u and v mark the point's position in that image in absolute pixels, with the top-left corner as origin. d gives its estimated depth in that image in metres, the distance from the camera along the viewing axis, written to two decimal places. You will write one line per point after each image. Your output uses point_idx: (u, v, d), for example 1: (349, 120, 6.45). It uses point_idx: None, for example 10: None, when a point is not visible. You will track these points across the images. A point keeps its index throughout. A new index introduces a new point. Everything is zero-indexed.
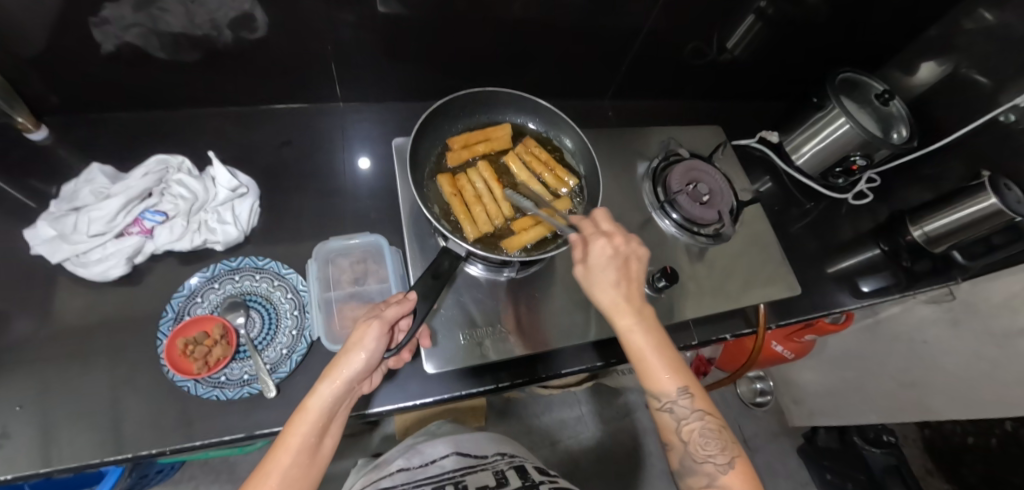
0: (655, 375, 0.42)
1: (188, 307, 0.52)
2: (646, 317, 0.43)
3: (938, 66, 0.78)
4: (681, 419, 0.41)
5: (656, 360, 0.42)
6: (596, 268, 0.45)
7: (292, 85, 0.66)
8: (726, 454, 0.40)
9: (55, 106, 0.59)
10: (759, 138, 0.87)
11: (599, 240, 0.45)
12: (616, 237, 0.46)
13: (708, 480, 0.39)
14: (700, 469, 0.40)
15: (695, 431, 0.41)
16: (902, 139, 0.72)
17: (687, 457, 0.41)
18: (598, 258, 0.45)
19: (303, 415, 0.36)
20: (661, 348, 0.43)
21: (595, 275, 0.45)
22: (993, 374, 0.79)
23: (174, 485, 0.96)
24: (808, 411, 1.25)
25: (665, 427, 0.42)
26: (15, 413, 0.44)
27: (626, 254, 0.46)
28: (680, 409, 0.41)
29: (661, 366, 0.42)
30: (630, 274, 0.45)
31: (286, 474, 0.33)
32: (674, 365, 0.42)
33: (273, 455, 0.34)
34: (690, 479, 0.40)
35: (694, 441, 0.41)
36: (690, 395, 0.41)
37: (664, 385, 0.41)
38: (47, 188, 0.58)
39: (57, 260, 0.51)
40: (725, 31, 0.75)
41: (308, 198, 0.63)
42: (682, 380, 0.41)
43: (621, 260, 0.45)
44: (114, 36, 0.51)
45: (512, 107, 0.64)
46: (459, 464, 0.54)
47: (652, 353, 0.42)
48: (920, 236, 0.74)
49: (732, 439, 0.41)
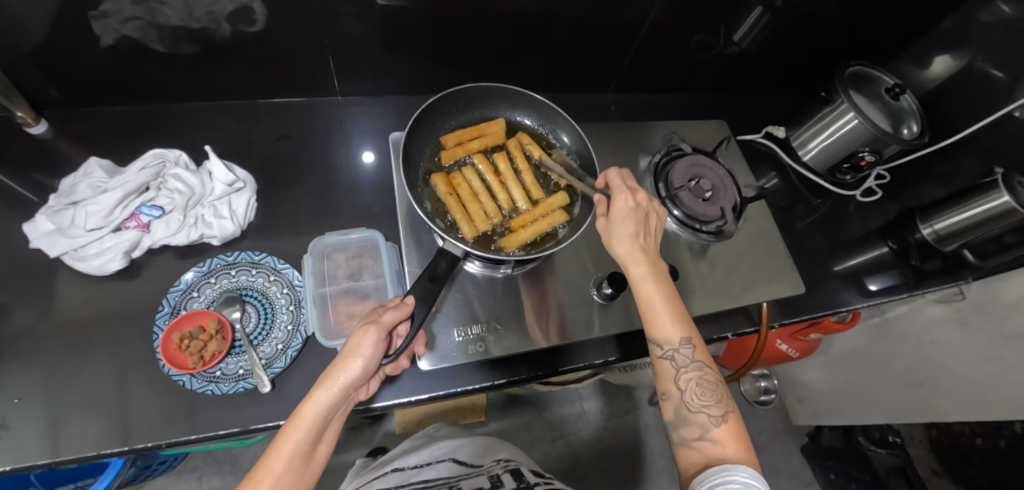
0: (660, 322, 0.42)
1: (185, 301, 0.52)
2: (658, 266, 0.44)
3: (952, 59, 0.76)
4: (681, 367, 0.41)
5: (663, 307, 0.42)
6: (617, 219, 0.46)
7: (291, 78, 0.65)
8: (721, 408, 0.39)
9: (54, 98, 0.59)
10: (765, 133, 0.85)
11: (624, 193, 0.47)
12: (639, 193, 0.48)
13: (701, 431, 0.38)
14: (693, 420, 0.39)
15: (693, 381, 0.40)
16: (912, 134, 0.71)
17: (682, 407, 0.40)
18: (620, 209, 0.46)
19: (297, 421, 0.36)
20: (670, 298, 0.43)
21: (615, 225, 0.46)
22: (1002, 376, 0.78)
23: (177, 475, 0.97)
24: (813, 410, 1.24)
25: (663, 375, 0.41)
26: (14, 405, 0.45)
27: (646, 210, 0.48)
28: (681, 357, 0.41)
29: (666, 314, 0.42)
30: (647, 230, 0.47)
31: (278, 482, 0.33)
32: (679, 316, 0.42)
33: (264, 463, 0.33)
34: (683, 430, 0.39)
35: (692, 391, 0.40)
36: (692, 346, 0.41)
37: (667, 333, 0.41)
38: (49, 180, 0.58)
39: (55, 254, 0.51)
40: (732, 22, 0.73)
41: (306, 193, 0.63)
42: (687, 330, 0.41)
43: (642, 214, 0.47)
44: (113, 29, 0.51)
45: (507, 102, 0.63)
46: (455, 468, 0.53)
47: (661, 301, 0.43)
48: (930, 234, 0.72)
49: (727, 395, 0.41)
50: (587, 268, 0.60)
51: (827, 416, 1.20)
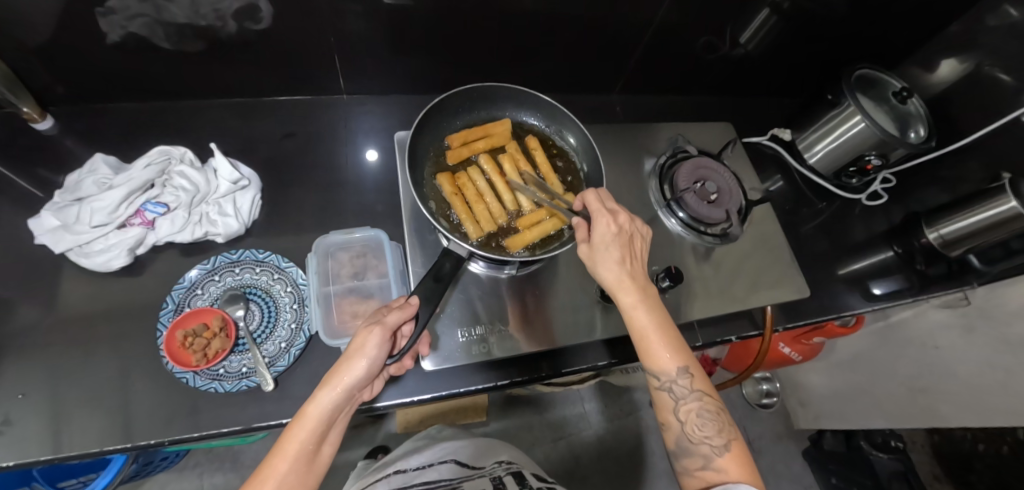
0: (656, 355, 0.41)
1: (189, 299, 0.52)
2: (649, 295, 0.43)
3: (959, 63, 0.75)
4: (681, 398, 0.40)
5: (658, 338, 0.41)
6: (600, 246, 0.44)
7: (297, 77, 0.65)
8: (723, 437, 0.39)
9: (60, 94, 0.59)
10: (770, 136, 0.85)
11: (604, 217, 0.44)
12: (619, 215, 0.45)
13: (704, 462, 0.38)
14: (695, 450, 0.39)
15: (694, 412, 0.40)
16: (919, 138, 0.70)
17: (684, 437, 0.40)
18: (602, 236, 0.44)
19: (302, 422, 0.36)
20: (663, 328, 0.42)
21: (600, 253, 0.44)
22: (1006, 382, 0.77)
23: (178, 471, 0.97)
24: (814, 414, 1.23)
25: (663, 406, 0.41)
26: (17, 401, 0.45)
27: (629, 232, 0.45)
28: (679, 389, 0.40)
29: (660, 345, 0.41)
30: (632, 255, 0.45)
31: (283, 481, 0.33)
32: (675, 347, 0.41)
33: (269, 463, 0.33)
34: (685, 461, 0.39)
35: (692, 422, 0.40)
36: (690, 376, 0.41)
37: (664, 365, 0.41)
38: (54, 176, 0.58)
39: (61, 250, 0.51)
40: (739, 24, 0.73)
41: (311, 191, 0.63)
42: (683, 360, 0.41)
43: (625, 237, 0.45)
44: (120, 26, 0.51)
45: (513, 103, 0.63)
46: (457, 470, 0.53)
47: (655, 333, 0.41)
48: (936, 239, 0.71)
49: (729, 421, 0.41)
50: (590, 269, 0.60)
51: (828, 421, 1.19)
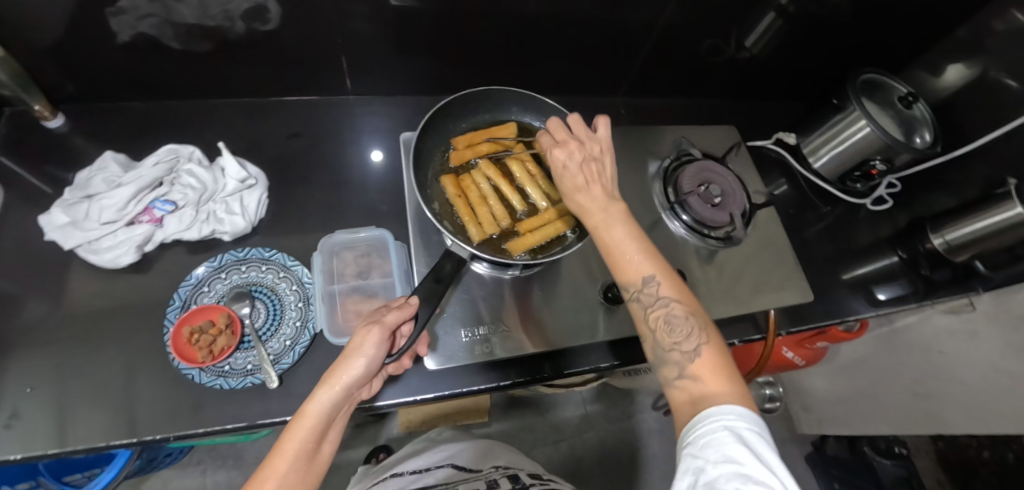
0: (621, 266, 0.38)
1: (195, 296, 0.53)
2: (613, 207, 0.40)
3: (966, 68, 0.75)
4: (649, 307, 0.37)
5: (622, 248, 0.38)
6: (558, 172, 0.42)
7: (303, 77, 0.66)
8: (698, 341, 0.35)
9: (71, 93, 0.60)
10: (775, 140, 0.85)
11: (556, 143, 0.43)
12: (572, 137, 0.43)
13: (678, 370, 0.35)
14: (669, 359, 0.36)
15: (663, 319, 0.37)
16: (925, 143, 0.70)
17: (658, 348, 0.37)
18: (557, 160, 0.42)
19: (300, 421, 0.36)
20: (628, 236, 0.39)
21: (561, 177, 0.42)
22: (1011, 388, 0.76)
23: (182, 468, 0.98)
24: (818, 418, 1.23)
25: (635, 320, 0.38)
26: (26, 395, 0.45)
27: (587, 146, 0.43)
28: (647, 297, 0.37)
29: (624, 256, 0.38)
30: (592, 170, 0.42)
31: (284, 481, 0.33)
32: (643, 255, 0.38)
33: (268, 464, 0.33)
34: (662, 373, 0.36)
35: (662, 330, 0.37)
36: (656, 281, 0.37)
37: (629, 275, 0.38)
38: (64, 173, 0.59)
39: (70, 246, 0.52)
40: (744, 27, 0.73)
41: (317, 191, 0.64)
42: (650, 267, 0.38)
43: (580, 151, 0.42)
44: (131, 25, 0.52)
45: (519, 105, 0.63)
46: (453, 473, 0.54)
47: (618, 243, 0.39)
48: (941, 244, 0.71)
49: (707, 324, 0.37)
50: (593, 272, 0.60)
51: (832, 425, 1.19)
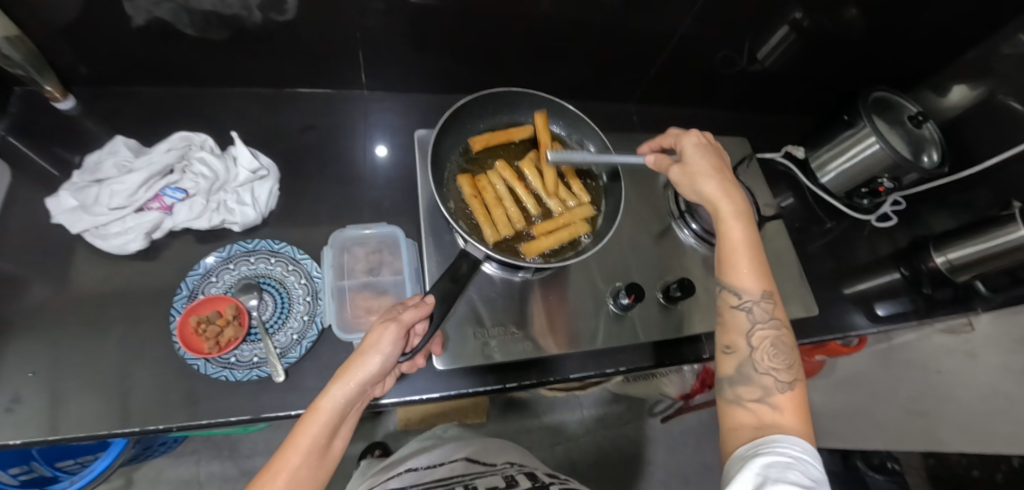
0: (741, 270, 0.41)
1: (203, 286, 0.52)
2: (747, 214, 0.44)
3: (971, 89, 0.75)
4: (757, 322, 0.40)
5: (747, 255, 0.42)
6: (697, 163, 0.47)
7: (317, 70, 0.65)
8: (789, 374, 0.38)
9: (83, 75, 0.59)
10: (784, 153, 0.85)
11: (697, 136, 0.48)
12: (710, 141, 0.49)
13: (762, 393, 0.37)
14: (756, 380, 0.38)
15: (766, 340, 0.40)
16: (932, 163, 0.70)
17: (748, 363, 0.39)
18: (697, 151, 0.48)
19: (315, 414, 0.35)
20: (754, 250, 0.42)
21: (698, 167, 0.47)
22: (1008, 409, 0.77)
23: (175, 457, 0.97)
24: (812, 431, 1.24)
25: (735, 327, 0.41)
26: (28, 379, 0.45)
27: (723, 159, 0.48)
28: (759, 312, 0.40)
29: (747, 265, 0.41)
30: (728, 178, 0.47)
31: (295, 475, 0.33)
32: (763, 271, 0.41)
33: (281, 456, 0.33)
34: (741, 388, 0.38)
35: (763, 348, 0.40)
36: (771, 302, 0.41)
37: (749, 283, 0.41)
38: (73, 156, 0.58)
39: (77, 231, 0.51)
40: (759, 40, 0.73)
41: (327, 185, 0.63)
42: (767, 286, 0.41)
43: (721, 162, 0.47)
44: (145, 10, 0.51)
45: (536, 108, 0.63)
46: (468, 467, 0.54)
47: (744, 247, 0.42)
48: (943, 264, 0.72)
49: (799, 364, 0.40)
50: (600, 278, 0.61)
51: (826, 438, 1.20)
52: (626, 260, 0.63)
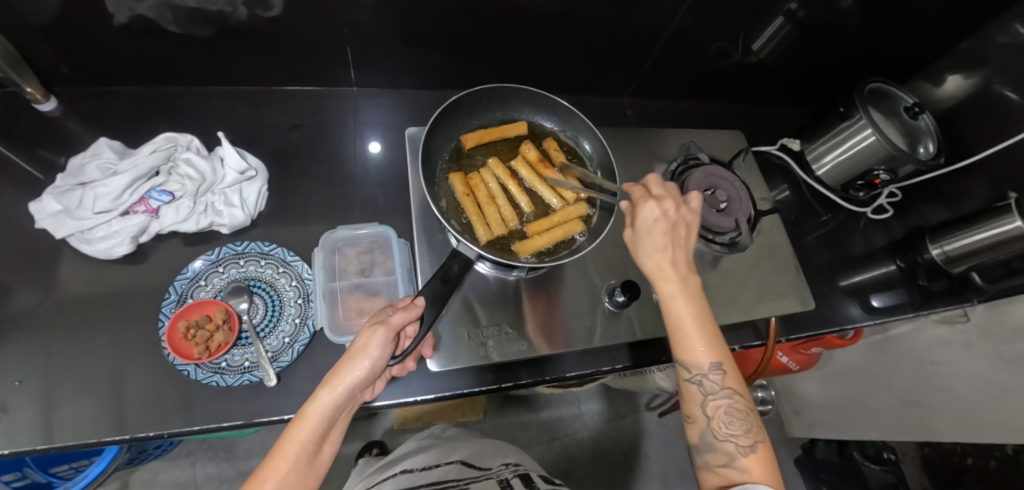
0: (689, 346, 0.41)
1: (192, 290, 0.52)
2: (690, 285, 0.43)
3: (966, 79, 0.74)
4: (709, 393, 0.40)
5: (692, 330, 0.41)
6: (643, 229, 0.44)
7: (306, 67, 0.64)
8: (750, 438, 0.39)
9: (65, 75, 0.58)
10: (780, 145, 0.85)
11: (649, 201, 0.44)
12: (665, 200, 0.45)
13: (727, 459, 0.38)
14: (719, 447, 0.39)
15: (721, 409, 0.40)
16: (928, 154, 0.70)
17: (708, 433, 0.39)
18: (646, 220, 0.44)
19: (302, 421, 0.35)
20: (701, 320, 0.41)
21: (642, 240, 0.44)
22: (1001, 399, 0.78)
23: (171, 460, 0.96)
24: (809, 422, 1.25)
25: (690, 399, 0.41)
26: (14, 388, 0.44)
27: (676, 219, 0.45)
28: (709, 384, 0.40)
29: (695, 340, 0.41)
30: (676, 238, 0.44)
31: (283, 482, 0.32)
32: (709, 341, 0.41)
33: (268, 463, 0.33)
34: (707, 456, 0.39)
35: (719, 419, 0.39)
36: (723, 372, 0.40)
37: (696, 357, 0.40)
38: (57, 158, 0.57)
39: (62, 235, 0.50)
40: (753, 31, 0.73)
41: (318, 184, 0.62)
42: (716, 356, 0.40)
43: (670, 222, 0.44)
44: (127, 7, 0.50)
45: (530, 105, 0.62)
46: (463, 470, 0.54)
47: (690, 324, 0.41)
48: (940, 255, 0.72)
49: (759, 423, 0.40)
50: (596, 275, 0.60)
51: (822, 429, 1.21)
52: (622, 257, 0.62)
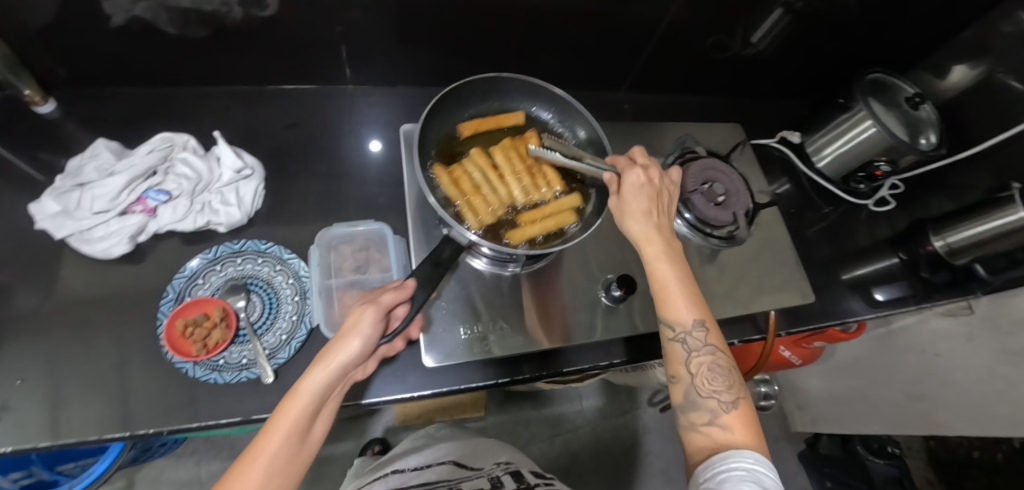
0: (673, 304, 0.41)
1: (190, 288, 0.52)
2: (673, 247, 0.44)
3: (970, 69, 0.73)
4: (692, 350, 0.40)
5: (675, 287, 0.42)
6: (626, 195, 0.46)
7: (302, 65, 0.64)
8: (732, 394, 0.39)
9: (63, 77, 0.58)
10: (780, 138, 0.84)
11: (633, 168, 0.47)
12: (649, 169, 0.48)
13: (710, 417, 0.38)
14: (703, 405, 0.38)
15: (705, 366, 0.40)
16: (931, 144, 0.69)
17: (693, 391, 0.39)
18: (631, 185, 0.46)
19: (293, 398, 0.35)
20: (683, 279, 0.42)
21: (626, 204, 0.46)
22: (1005, 392, 0.77)
23: (175, 458, 0.98)
24: (812, 417, 1.24)
25: (674, 358, 0.41)
26: (16, 387, 0.45)
27: (656, 186, 0.47)
28: (693, 341, 0.40)
29: (680, 297, 0.41)
30: (657, 203, 0.46)
31: (275, 459, 0.32)
32: (693, 298, 0.41)
33: (259, 441, 0.32)
34: (692, 415, 0.38)
35: (702, 375, 0.39)
36: (705, 329, 0.40)
37: (680, 314, 0.41)
38: (57, 160, 0.58)
39: (61, 236, 0.51)
40: (752, 22, 0.72)
41: (315, 183, 0.62)
42: (699, 312, 0.41)
43: (651, 189, 0.46)
44: (124, 9, 0.50)
45: (526, 96, 0.62)
46: (454, 470, 0.55)
47: (675, 281, 0.42)
48: (942, 247, 0.70)
49: (740, 380, 0.40)
50: (595, 270, 0.60)
51: (826, 424, 1.20)
52: (619, 251, 0.62)
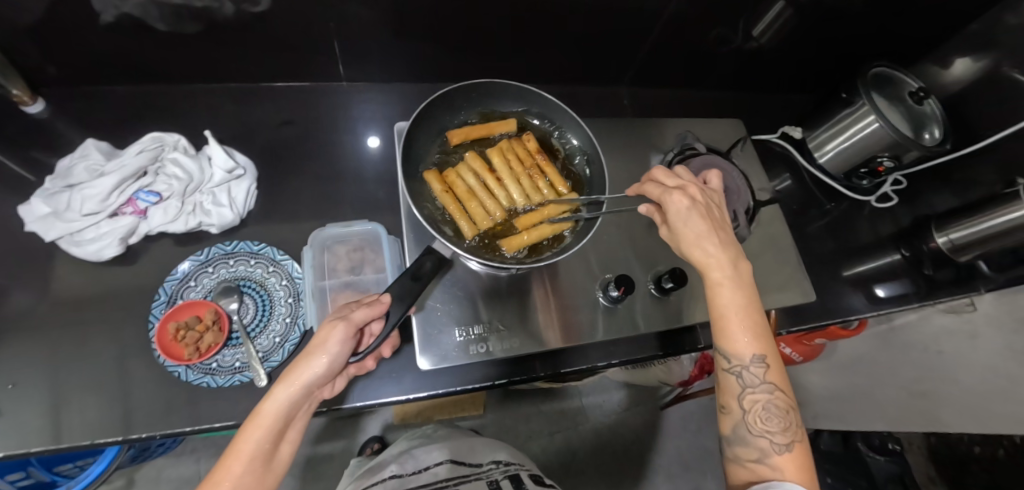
0: (732, 335, 0.40)
1: (182, 291, 0.51)
2: (739, 272, 0.42)
3: (974, 62, 0.72)
4: (748, 386, 0.40)
5: (735, 318, 0.40)
6: (677, 221, 0.43)
7: (296, 61, 0.63)
8: (786, 436, 0.39)
9: (52, 76, 0.57)
10: (781, 133, 0.83)
11: (675, 193, 0.43)
12: (690, 188, 0.45)
13: (759, 455, 0.39)
14: (753, 442, 0.39)
15: (760, 403, 0.40)
16: (934, 140, 0.68)
17: (743, 427, 0.40)
18: (677, 211, 0.43)
19: (257, 419, 0.34)
20: (747, 308, 0.41)
21: (680, 230, 0.43)
22: (1009, 390, 0.76)
23: (175, 456, 0.98)
24: (813, 412, 1.24)
25: (728, 391, 0.41)
26: (7, 391, 0.44)
27: (705, 203, 0.45)
28: (750, 376, 0.40)
29: (740, 330, 0.40)
30: (714, 222, 0.43)
31: (238, 482, 0.32)
32: (756, 333, 0.40)
33: (223, 465, 0.32)
34: (739, 449, 0.40)
35: (757, 413, 0.40)
36: (765, 366, 0.40)
37: (740, 349, 0.40)
38: (48, 159, 0.57)
39: (51, 238, 0.50)
40: (754, 16, 0.70)
41: (310, 181, 0.62)
42: (761, 348, 0.40)
43: (702, 207, 0.44)
44: (113, 5, 0.49)
45: (518, 100, 0.60)
46: (452, 471, 0.54)
47: (737, 312, 0.40)
48: (945, 243, 0.70)
49: (797, 421, 0.40)
50: (594, 269, 0.59)
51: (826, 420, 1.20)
52: (618, 250, 0.61)
